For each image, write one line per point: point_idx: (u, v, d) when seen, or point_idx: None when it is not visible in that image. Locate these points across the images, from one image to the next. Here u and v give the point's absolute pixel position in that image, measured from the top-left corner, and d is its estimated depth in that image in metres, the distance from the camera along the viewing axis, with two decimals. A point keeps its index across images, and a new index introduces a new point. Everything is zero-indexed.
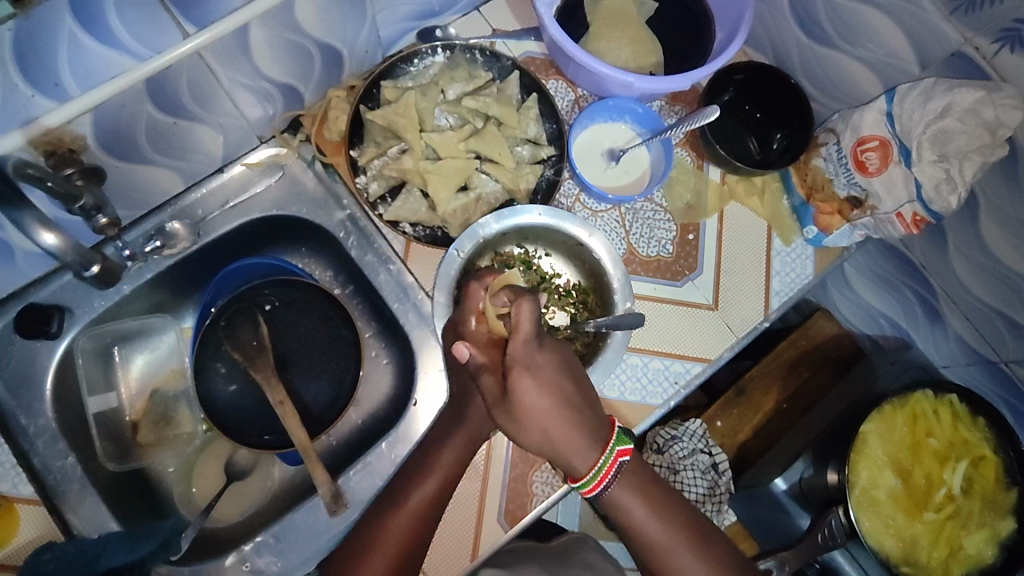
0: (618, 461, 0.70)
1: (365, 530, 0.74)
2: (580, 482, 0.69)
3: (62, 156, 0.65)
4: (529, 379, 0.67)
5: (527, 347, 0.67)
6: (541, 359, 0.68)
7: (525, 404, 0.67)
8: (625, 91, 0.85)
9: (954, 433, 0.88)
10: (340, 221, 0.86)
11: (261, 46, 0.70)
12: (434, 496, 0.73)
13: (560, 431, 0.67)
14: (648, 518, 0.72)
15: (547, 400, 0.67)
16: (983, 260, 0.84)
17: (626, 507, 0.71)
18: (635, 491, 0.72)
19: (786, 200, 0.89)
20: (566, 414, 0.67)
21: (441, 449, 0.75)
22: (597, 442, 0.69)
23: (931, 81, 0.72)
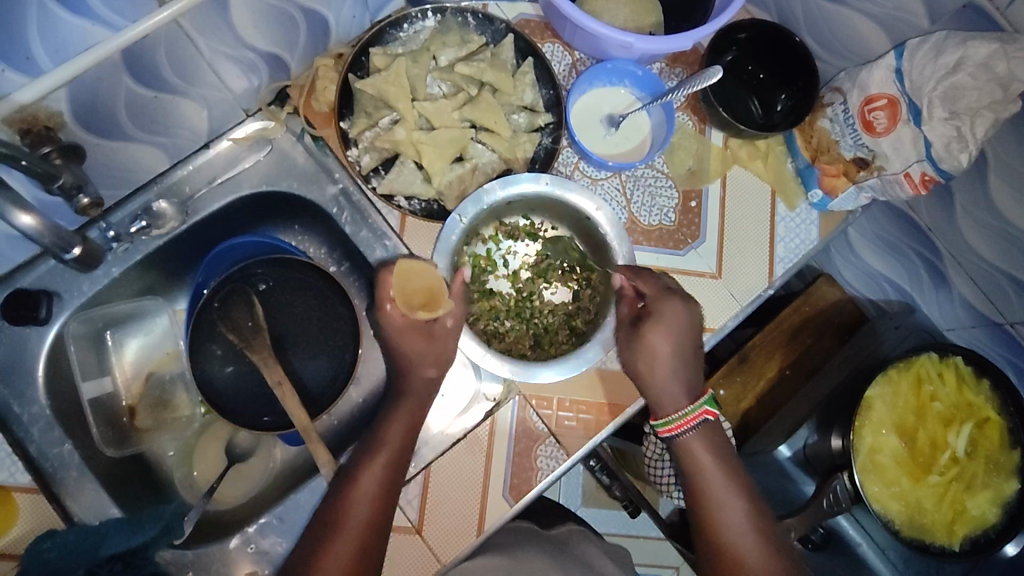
0: (703, 418, 0.75)
1: (329, 511, 0.68)
2: (660, 419, 0.75)
3: (39, 134, 0.63)
4: (655, 330, 0.73)
5: (670, 305, 0.74)
6: (677, 318, 0.74)
7: (649, 350, 0.74)
8: (623, 52, 0.81)
9: (959, 396, 0.87)
10: (333, 195, 0.83)
11: (241, 12, 0.67)
12: (388, 471, 0.69)
13: (663, 379, 0.74)
14: (715, 468, 0.74)
15: (667, 352, 0.74)
16: (992, 221, 0.82)
17: (696, 453, 0.75)
18: (704, 441, 0.75)
19: (791, 163, 0.86)
20: (671, 364, 0.74)
21: (392, 420, 0.72)
22: (692, 393, 0.75)
23: (943, 35, 0.70)
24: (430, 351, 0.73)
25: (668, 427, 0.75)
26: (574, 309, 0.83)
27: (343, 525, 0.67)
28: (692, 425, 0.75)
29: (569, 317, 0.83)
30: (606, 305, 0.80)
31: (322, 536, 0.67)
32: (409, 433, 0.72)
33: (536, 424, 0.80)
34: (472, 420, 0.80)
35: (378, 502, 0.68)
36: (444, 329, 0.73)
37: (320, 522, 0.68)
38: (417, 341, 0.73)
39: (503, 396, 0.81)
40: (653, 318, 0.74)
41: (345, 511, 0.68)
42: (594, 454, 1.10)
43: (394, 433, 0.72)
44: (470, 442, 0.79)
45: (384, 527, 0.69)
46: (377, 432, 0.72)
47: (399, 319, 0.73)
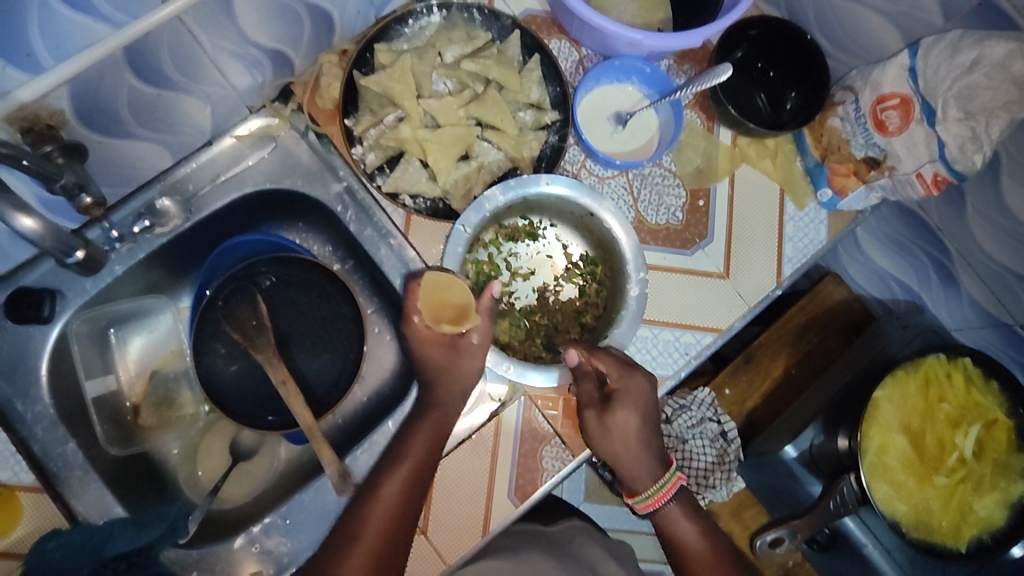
0: (678, 483, 0.76)
1: (348, 520, 0.69)
2: (641, 495, 0.75)
3: (40, 133, 0.62)
4: (624, 408, 0.72)
5: (632, 380, 0.73)
6: (640, 393, 0.73)
7: (615, 430, 0.73)
8: (632, 49, 0.80)
9: (966, 397, 0.87)
10: (337, 193, 0.82)
11: (245, 8, 0.66)
12: (411, 481, 0.69)
13: (639, 453, 0.74)
14: (693, 532, 0.76)
15: (635, 430, 0.73)
16: (1004, 222, 0.81)
17: (674, 521, 0.76)
18: (681, 507, 0.76)
19: (800, 162, 0.86)
20: (639, 443, 0.74)
21: (419, 428, 0.72)
22: (663, 460, 0.76)
23: (958, 33, 0.68)
24: (458, 364, 0.73)
25: (649, 502, 0.75)
26: (583, 305, 0.83)
27: (361, 532, 0.67)
28: (669, 495, 0.75)
29: (579, 313, 0.83)
30: (617, 298, 0.80)
31: (339, 542, 0.67)
32: (435, 444, 0.72)
33: (542, 425, 0.80)
34: (478, 420, 0.79)
35: (399, 510, 0.68)
36: (469, 347, 0.73)
37: (340, 529, 0.68)
38: (438, 353, 0.74)
39: (508, 396, 0.80)
40: (619, 396, 0.73)
41: (365, 518, 0.68)
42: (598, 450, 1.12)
43: (419, 443, 0.71)
44: (476, 443, 0.79)
45: (404, 536, 0.69)
46: (403, 441, 0.72)
47: (424, 332, 0.75)
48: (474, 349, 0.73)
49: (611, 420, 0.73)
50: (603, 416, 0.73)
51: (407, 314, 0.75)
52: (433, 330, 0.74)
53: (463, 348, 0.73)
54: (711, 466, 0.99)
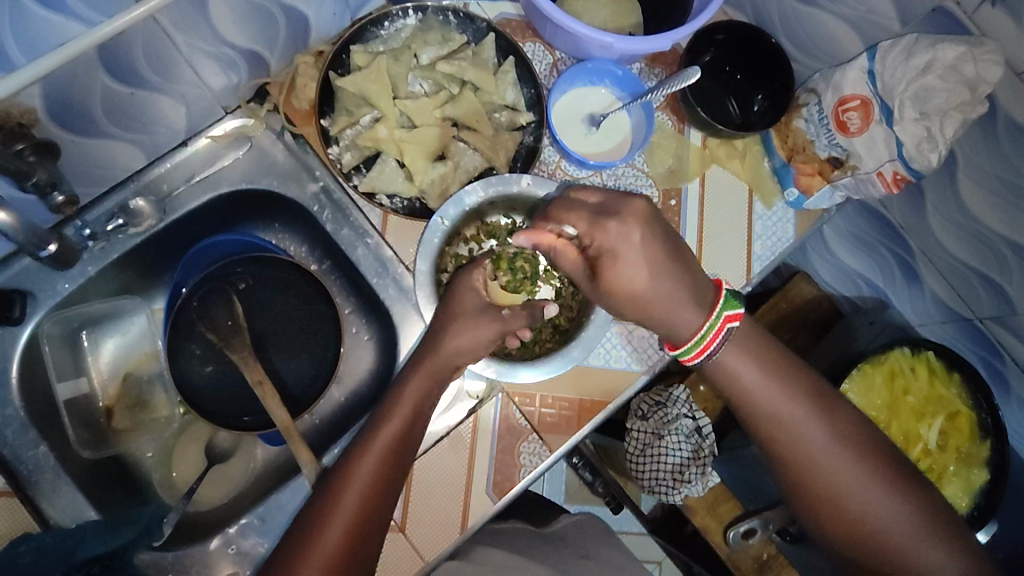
0: (726, 327, 0.67)
1: (322, 499, 0.66)
2: (680, 348, 0.68)
3: (11, 131, 0.61)
4: (620, 262, 0.64)
5: (607, 229, 0.64)
6: (622, 236, 0.63)
7: (620, 285, 0.64)
8: (603, 52, 0.82)
9: (930, 389, 0.90)
10: (314, 193, 0.83)
11: (220, 8, 0.66)
12: (390, 459, 0.68)
13: (662, 304, 0.65)
14: (760, 379, 0.68)
15: (643, 280, 0.64)
16: (961, 219, 0.84)
17: (736, 365, 0.68)
18: (739, 350, 0.68)
19: (768, 162, 0.88)
20: (651, 296, 0.65)
21: (401, 404, 0.71)
22: (703, 307, 0.67)
23: (913, 37, 0.71)
24: (468, 331, 0.72)
25: (701, 349, 0.67)
26: (557, 306, 0.82)
27: (341, 498, 0.66)
28: (719, 341, 0.67)
29: (552, 314, 0.82)
30: (590, 303, 0.81)
31: (320, 508, 0.66)
32: (418, 411, 0.71)
33: (519, 421, 0.80)
34: (455, 418, 0.80)
35: (377, 480, 0.67)
36: (494, 316, 0.73)
37: (320, 492, 0.67)
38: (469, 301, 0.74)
39: (486, 393, 0.81)
40: (600, 253, 0.65)
41: (346, 482, 0.66)
42: (577, 451, 1.14)
43: (403, 410, 0.70)
44: (454, 440, 0.79)
45: (383, 506, 0.67)
46: (389, 405, 0.71)
47: (476, 284, 0.75)
48: (496, 319, 0.73)
49: (608, 283, 0.65)
50: (598, 280, 0.66)
51: (478, 261, 0.77)
52: (484, 286, 0.75)
53: (491, 317, 0.73)
54: (689, 461, 0.99)
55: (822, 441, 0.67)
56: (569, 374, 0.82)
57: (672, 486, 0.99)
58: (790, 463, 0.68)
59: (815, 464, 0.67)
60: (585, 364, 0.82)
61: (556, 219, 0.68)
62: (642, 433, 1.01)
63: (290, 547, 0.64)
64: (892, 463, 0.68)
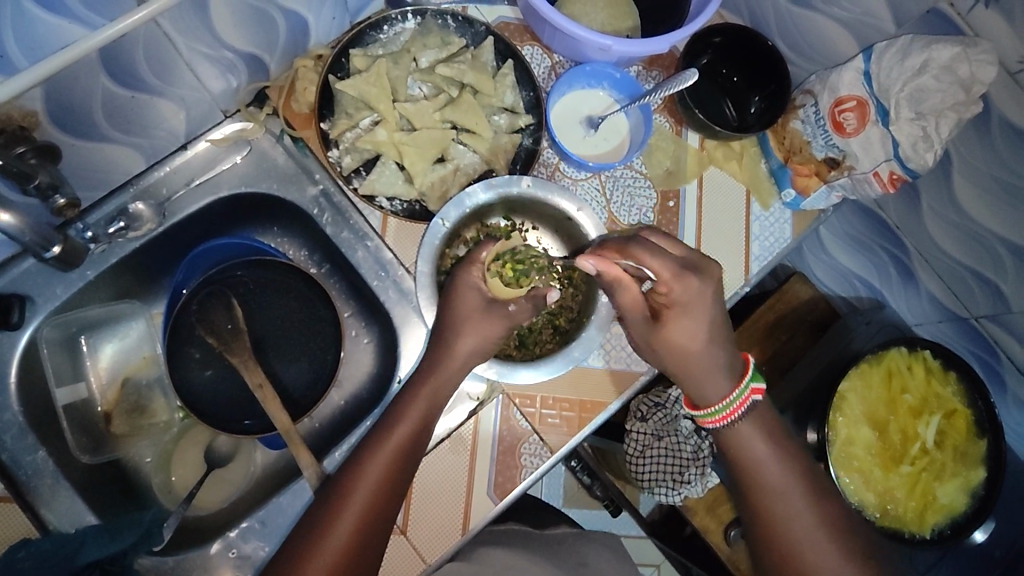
0: (751, 398, 0.71)
1: (333, 492, 0.67)
2: (704, 410, 0.72)
3: (12, 133, 0.61)
4: (674, 321, 0.69)
5: (686, 284, 0.68)
6: (694, 296, 0.68)
7: (675, 338, 0.70)
8: (602, 55, 0.83)
9: (926, 388, 0.90)
10: (313, 197, 0.83)
11: (221, 11, 0.67)
12: (401, 454, 0.68)
13: (700, 365, 0.70)
14: (770, 457, 0.70)
15: (698, 336, 0.69)
16: (956, 218, 0.85)
17: (749, 441, 0.71)
18: (756, 429, 0.71)
19: (764, 164, 0.89)
20: (695, 357, 0.70)
21: (415, 399, 0.72)
22: (733, 376, 0.71)
23: (908, 38, 0.72)
24: (479, 330, 0.73)
25: (718, 417, 0.71)
26: (557, 307, 0.83)
27: (351, 495, 0.66)
28: (742, 411, 0.71)
29: (552, 315, 0.82)
30: (590, 302, 0.81)
31: (329, 504, 0.66)
32: (431, 411, 0.72)
33: (520, 422, 0.80)
34: (456, 420, 0.80)
35: (388, 477, 0.67)
36: (501, 312, 0.73)
37: (330, 490, 0.68)
38: (471, 299, 0.74)
39: (486, 395, 0.80)
40: (669, 303, 0.69)
41: (356, 479, 0.67)
42: (574, 454, 1.16)
43: (415, 409, 0.71)
44: (455, 442, 0.79)
45: (393, 504, 0.68)
46: (403, 402, 0.72)
47: (475, 280, 0.74)
48: (503, 315, 0.74)
49: (666, 330, 0.70)
50: (658, 326, 0.70)
51: (474, 256, 0.76)
52: (483, 280, 0.75)
53: (497, 313, 0.73)
54: (689, 460, 0.99)
55: (819, 524, 0.68)
56: (569, 375, 0.82)
57: (672, 488, 0.99)
58: (763, 531, 0.69)
59: (787, 533, 0.68)
60: (586, 365, 0.83)
61: (635, 259, 0.69)
62: (642, 434, 1.00)
63: (296, 544, 0.65)
64: (862, 545, 0.68)
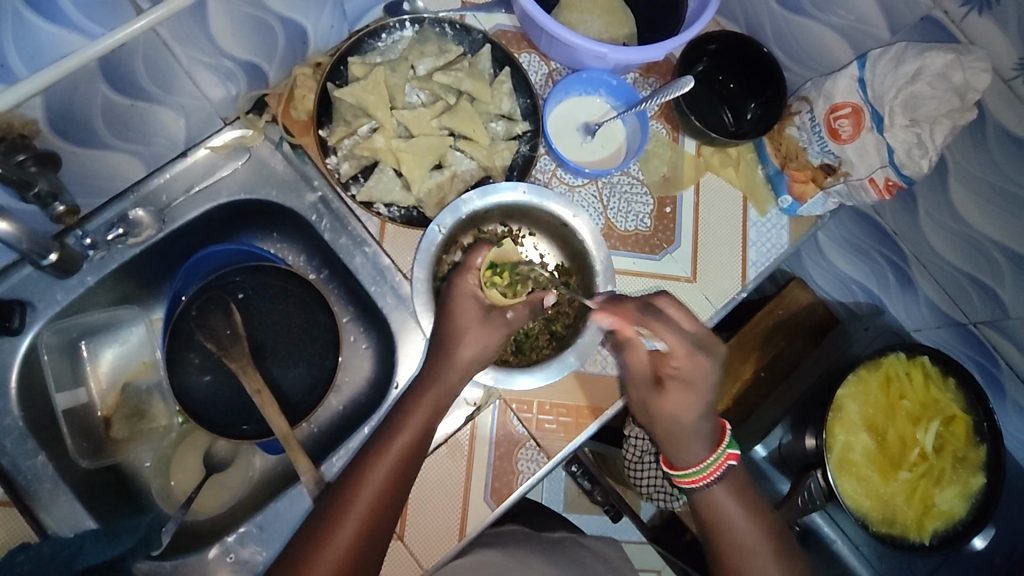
0: (726, 464, 0.77)
1: (335, 500, 0.68)
2: (680, 470, 0.78)
3: (13, 142, 0.62)
4: (672, 390, 0.74)
5: (695, 361, 0.72)
6: (698, 374, 0.73)
7: (669, 407, 0.75)
8: (598, 62, 0.83)
9: (926, 394, 0.90)
10: (312, 203, 0.84)
11: (220, 22, 0.68)
12: (403, 463, 0.69)
13: (681, 433, 0.76)
14: (742, 518, 0.76)
15: (691, 408, 0.74)
16: (953, 225, 0.84)
17: (721, 503, 0.76)
18: (729, 491, 0.77)
19: (761, 170, 0.89)
20: (683, 426, 0.75)
21: (417, 408, 0.72)
22: (712, 442, 0.77)
23: (902, 46, 0.73)
24: (478, 338, 0.73)
25: (692, 479, 0.77)
26: (554, 313, 0.83)
27: (350, 506, 0.67)
28: (717, 476, 0.76)
29: (549, 320, 0.82)
30: (586, 308, 0.82)
31: (329, 515, 0.67)
32: (432, 420, 0.72)
33: (517, 428, 0.81)
34: (453, 425, 0.80)
35: (388, 487, 0.68)
36: (501, 320, 0.74)
37: (330, 500, 0.68)
38: (470, 311, 0.74)
39: (483, 401, 0.81)
40: (674, 374, 0.74)
41: (356, 489, 0.68)
42: (574, 459, 1.15)
43: (416, 419, 0.71)
44: (452, 447, 0.79)
45: (393, 513, 0.69)
46: (404, 410, 0.73)
47: (472, 289, 0.75)
48: (502, 324, 0.74)
49: (665, 398, 0.75)
50: (659, 391, 0.75)
51: (469, 263, 0.76)
52: (479, 288, 0.75)
53: (497, 322, 0.74)
54: None
55: None
56: (565, 381, 0.82)
57: (669, 493, 1.00)
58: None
59: None
60: (583, 371, 0.83)
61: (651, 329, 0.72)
62: (640, 439, 1.00)
63: (297, 553, 0.66)
64: None
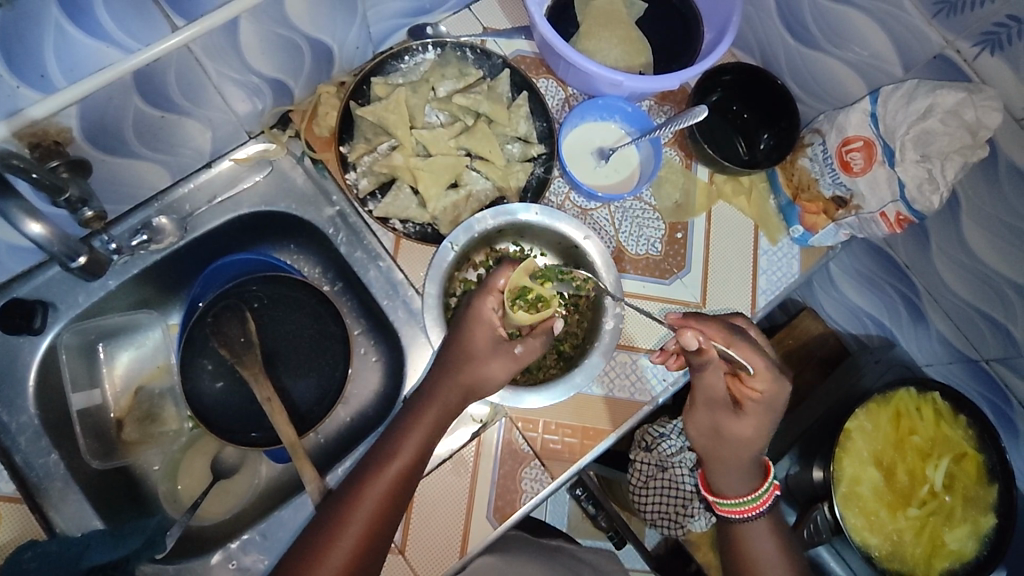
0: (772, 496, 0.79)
1: (335, 509, 0.69)
2: (730, 500, 0.79)
3: (47, 148, 0.65)
4: (755, 415, 0.73)
5: (778, 386, 0.72)
6: (779, 399, 0.72)
7: (742, 432, 0.74)
8: (614, 90, 0.85)
9: (936, 430, 0.89)
10: (330, 217, 0.86)
11: (250, 39, 0.70)
12: (399, 479, 0.70)
13: (743, 459, 0.76)
14: (776, 555, 0.77)
15: (765, 431, 0.74)
16: (966, 260, 0.84)
17: (758, 538, 0.78)
18: (769, 527, 0.78)
19: (773, 200, 0.90)
20: (753, 455, 0.76)
21: (416, 425, 0.73)
22: (758, 475, 0.78)
23: (914, 83, 0.73)
24: (475, 362, 0.73)
25: (744, 508, 0.78)
26: (562, 333, 0.84)
27: (345, 526, 0.68)
28: (762, 509, 0.78)
29: (557, 340, 0.84)
30: (594, 330, 0.82)
31: (325, 533, 0.68)
32: (431, 438, 0.73)
33: (522, 446, 0.81)
34: (458, 441, 0.80)
35: (383, 508, 0.69)
36: (508, 354, 0.74)
37: (326, 516, 0.69)
38: (480, 334, 0.74)
39: (489, 417, 0.81)
40: (756, 399, 0.73)
41: (352, 507, 0.69)
42: (579, 483, 1.14)
43: (416, 435, 0.72)
44: (456, 463, 0.80)
45: (386, 533, 0.69)
46: (403, 426, 0.73)
47: (488, 310, 0.75)
48: (509, 358, 0.74)
49: (742, 420, 0.74)
50: (735, 416, 0.74)
51: (491, 284, 0.76)
52: (496, 314, 0.76)
53: (504, 355, 0.74)
54: (693, 494, 0.97)
55: None
56: (570, 401, 0.83)
57: (674, 521, 0.99)
58: None
59: None
60: (590, 393, 0.83)
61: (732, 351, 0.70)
62: (646, 465, 1.00)
63: (296, 560, 0.67)
64: None
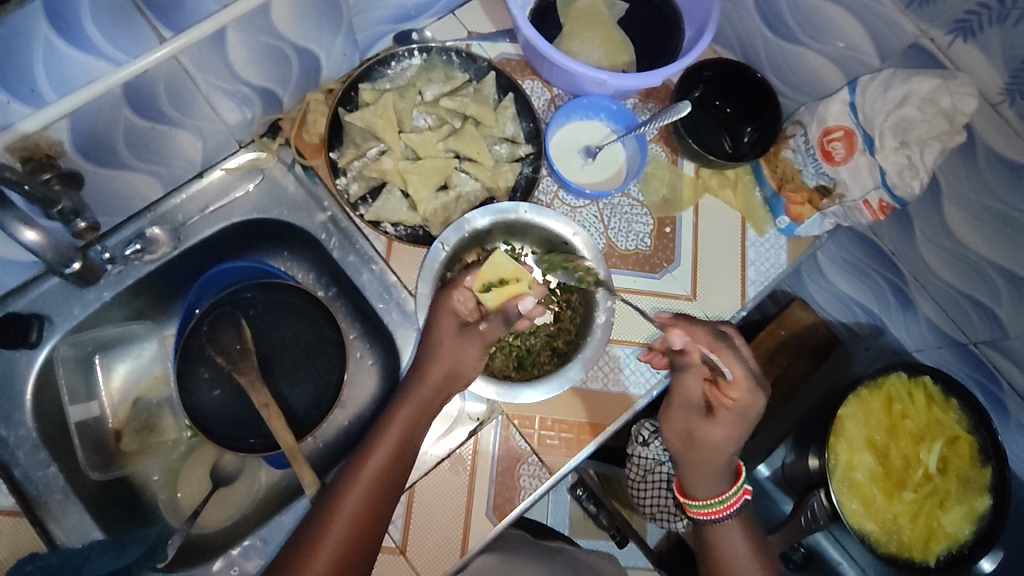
0: (743, 498, 0.79)
1: (321, 509, 0.70)
2: (700, 500, 0.78)
3: (40, 162, 0.66)
4: (725, 424, 0.73)
5: (753, 397, 0.72)
6: (751, 409, 0.72)
7: (713, 437, 0.74)
8: (598, 88, 0.86)
9: (927, 413, 0.90)
10: (322, 223, 0.87)
11: (237, 52, 0.71)
12: (382, 475, 0.71)
13: (710, 462, 0.76)
14: (745, 554, 0.77)
15: (734, 441, 0.74)
16: (949, 245, 0.85)
17: (728, 539, 0.78)
18: (740, 527, 0.78)
19: (759, 192, 0.91)
20: (723, 461, 0.75)
21: (395, 421, 0.74)
22: (731, 475, 0.78)
23: (890, 71, 0.75)
24: (454, 354, 0.75)
25: (716, 509, 0.78)
26: (555, 329, 0.85)
27: (330, 523, 0.69)
28: (731, 510, 0.78)
29: (551, 337, 0.84)
30: (585, 326, 0.83)
31: (312, 532, 0.69)
32: (409, 434, 0.74)
33: (519, 443, 0.82)
34: (455, 441, 0.81)
35: (367, 505, 0.69)
36: (474, 335, 0.76)
37: (314, 516, 0.70)
38: (446, 324, 0.76)
39: (486, 416, 0.82)
40: (730, 407, 0.73)
41: (336, 505, 0.70)
42: (579, 482, 1.15)
43: (394, 432, 0.73)
44: (455, 462, 0.80)
45: (372, 530, 0.69)
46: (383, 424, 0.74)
47: (456, 302, 0.77)
48: (476, 337, 0.76)
49: (715, 427, 0.74)
50: (708, 419, 0.75)
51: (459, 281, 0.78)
52: (464, 307, 0.77)
53: (472, 336, 0.75)
54: None
55: None
56: (565, 397, 0.83)
57: (675, 513, 0.99)
58: None
59: None
60: (585, 387, 0.84)
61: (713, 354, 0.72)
62: (645, 458, 1.01)
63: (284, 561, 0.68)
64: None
